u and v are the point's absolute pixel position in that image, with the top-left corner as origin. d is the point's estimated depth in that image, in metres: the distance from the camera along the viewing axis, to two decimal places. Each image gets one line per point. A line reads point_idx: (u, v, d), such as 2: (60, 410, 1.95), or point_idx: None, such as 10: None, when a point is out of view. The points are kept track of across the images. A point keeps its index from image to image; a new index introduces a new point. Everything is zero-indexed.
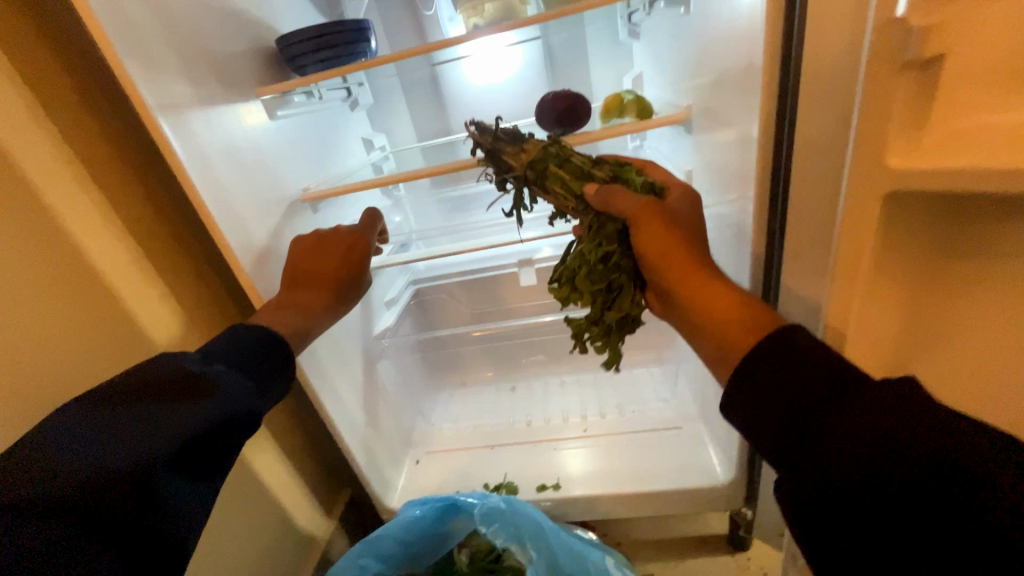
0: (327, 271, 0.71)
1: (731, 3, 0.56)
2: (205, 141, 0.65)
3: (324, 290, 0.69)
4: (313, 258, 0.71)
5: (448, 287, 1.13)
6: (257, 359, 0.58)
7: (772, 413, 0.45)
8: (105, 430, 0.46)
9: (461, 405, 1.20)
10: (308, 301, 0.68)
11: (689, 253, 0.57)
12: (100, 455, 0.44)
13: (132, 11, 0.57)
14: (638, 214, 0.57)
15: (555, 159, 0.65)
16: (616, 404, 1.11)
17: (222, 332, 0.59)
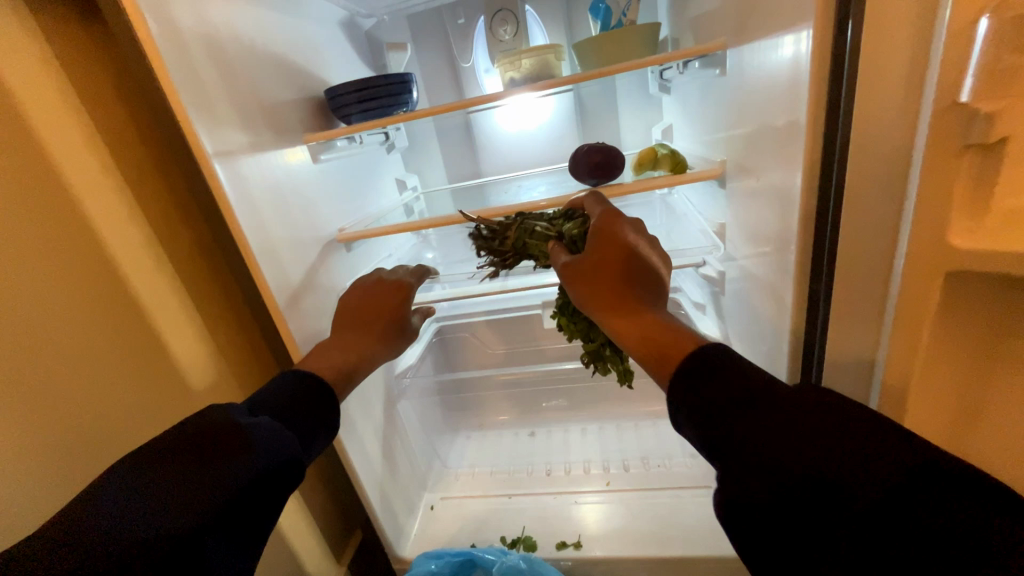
0: (374, 318, 0.73)
1: (768, 69, 0.57)
2: (253, 186, 0.68)
3: (372, 336, 0.72)
4: (361, 304, 0.74)
5: (472, 325, 1.12)
6: (304, 406, 0.59)
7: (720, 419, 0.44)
8: (158, 483, 0.46)
9: (478, 448, 1.17)
10: (355, 345, 0.70)
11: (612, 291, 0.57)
12: (153, 510, 0.44)
13: (198, 66, 0.61)
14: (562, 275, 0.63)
15: (527, 234, 0.74)
16: (640, 457, 1.06)
17: (268, 382, 0.60)
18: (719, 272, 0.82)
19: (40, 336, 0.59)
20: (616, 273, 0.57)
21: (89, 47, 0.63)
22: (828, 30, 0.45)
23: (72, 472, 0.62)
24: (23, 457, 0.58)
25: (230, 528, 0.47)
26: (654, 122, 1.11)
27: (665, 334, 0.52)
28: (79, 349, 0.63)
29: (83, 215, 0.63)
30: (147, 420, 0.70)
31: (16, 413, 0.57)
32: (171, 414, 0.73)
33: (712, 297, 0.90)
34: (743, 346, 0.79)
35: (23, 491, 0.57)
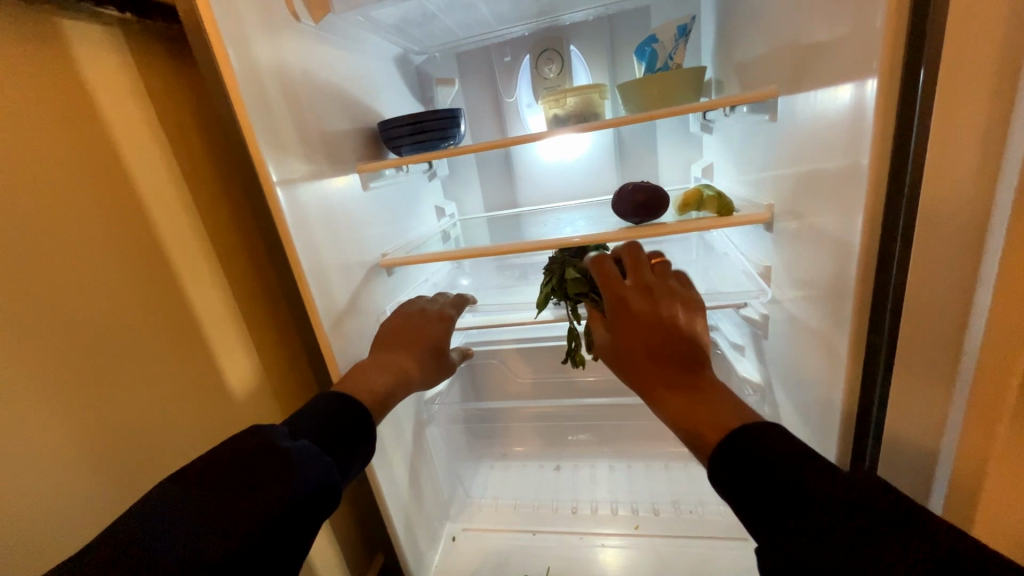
0: (414, 344, 0.75)
1: (823, 118, 0.57)
2: (310, 211, 0.71)
3: (412, 363, 0.73)
4: (398, 329, 0.77)
5: (503, 353, 1.11)
6: (342, 427, 0.60)
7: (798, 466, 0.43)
8: (202, 505, 0.46)
9: (502, 479, 1.15)
10: (395, 370, 0.71)
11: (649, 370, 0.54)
12: (196, 533, 0.44)
13: (271, 100, 0.65)
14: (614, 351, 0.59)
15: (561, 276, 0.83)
16: (670, 501, 1.03)
17: (308, 403, 0.61)
18: (763, 315, 0.81)
19: (104, 348, 0.61)
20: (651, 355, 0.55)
21: (164, 80, 0.69)
22: (894, 85, 0.45)
23: (122, 484, 0.63)
24: (81, 466, 0.59)
25: (272, 552, 0.47)
26: (693, 160, 1.12)
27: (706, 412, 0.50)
28: (139, 361, 0.65)
29: (154, 234, 0.67)
30: (192, 433, 0.72)
31: (76, 423, 0.59)
32: (214, 427, 0.75)
33: (753, 339, 0.88)
34: (787, 392, 0.76)
35: (74, 501, 0.59)
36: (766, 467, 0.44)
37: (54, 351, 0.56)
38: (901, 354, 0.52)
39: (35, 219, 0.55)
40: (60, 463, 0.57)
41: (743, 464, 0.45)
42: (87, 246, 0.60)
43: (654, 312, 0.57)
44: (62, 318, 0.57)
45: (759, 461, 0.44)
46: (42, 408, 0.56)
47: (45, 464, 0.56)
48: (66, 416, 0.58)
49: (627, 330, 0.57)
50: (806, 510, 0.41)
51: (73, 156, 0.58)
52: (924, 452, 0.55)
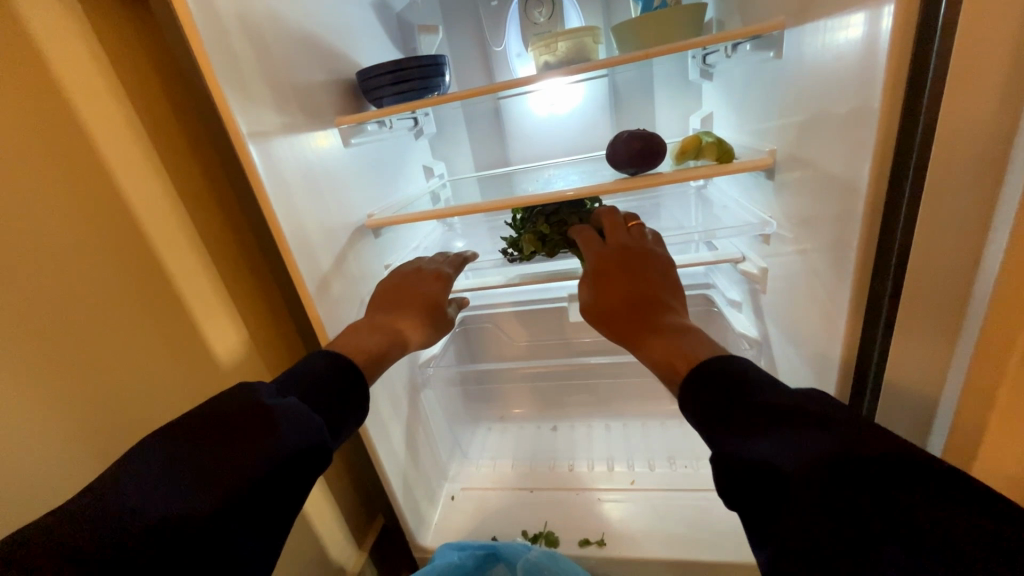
0: (410, 300, 0.73)
1: (832, 50, 0.53)
2: (286, 169, 0.67)
3: (407, 317, 0.72)
4: (398, 293, 0.74)
5: (497, 317, 1.09)
6: (330, 386, 0.57)
7: (735, 375, 0.45)
8: (187, 457, 0.45)
9: (499, 440, 1.16)
10: (387, 324, 0.69)
11: (630, 307, 0.59)
12: (180, 485, 0.44)
13: (236, 44, 0.60)
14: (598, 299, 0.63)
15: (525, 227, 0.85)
16: (666, 457, 1.04)
17: (301, 358, 0.60)
18: (761, 268, 0.78)
19: (63, 314, 0.58)
20: (630, 297, 0.60)
21: (121, 26, 0.63)
22: (913, 4, 0.41)
23: (95, 454, 0.62)
24: (50, 436, 0.58)
25: (257, 506, 0.46)
26: (691, 110, 1.06)
27: (677, 345, 0.53)
28: (104, 329, 0.62)
29: (121, 193, 0.64)
30: (169, 403, 0.70)
31: (38, 393, 0.57)
32: (193, 395, 0.73)
33: (750, 294, 0.86)
34: (786, 345, 0.75)
35: (43, 471, 0.57)
36: (721, 383, 0.45)
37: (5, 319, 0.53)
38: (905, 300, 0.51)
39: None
40: (41, 421, 0.57)
41: (707, 388, 0.45)
42: (36, 206, 0.56)
43: (629, 263, 0.63)
44: (25, 277, 0.55)
45: (726, 389, 0.44)
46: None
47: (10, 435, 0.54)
48: (27, 386, 0.55)
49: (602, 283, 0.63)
50: (773, 423, 0.40)
51: (12, 107, 0.54)
52: (925, 400, 0.55)
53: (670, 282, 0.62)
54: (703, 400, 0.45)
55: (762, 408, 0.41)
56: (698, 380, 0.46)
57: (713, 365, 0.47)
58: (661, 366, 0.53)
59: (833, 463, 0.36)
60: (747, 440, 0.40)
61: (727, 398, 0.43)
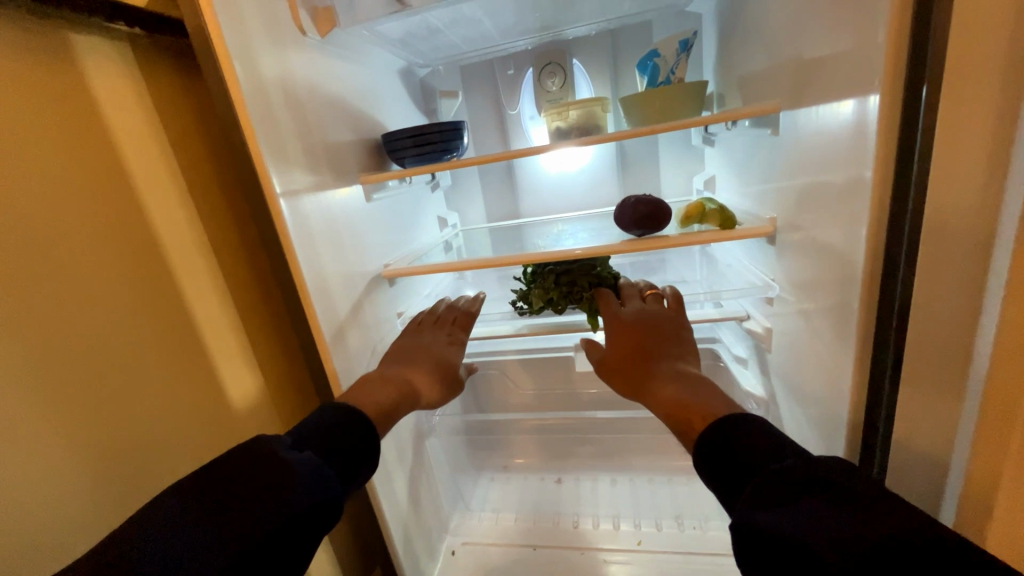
0: (424, 355, 0.76)
1: (825, 134, 0.57)
2: (313, 224, 0.71)
3: (420, 372, 0.74)
4: (412, 348, 0.77)
5: (504, 365, 1.11)
6: (342, 437, 0.58)
7: (760, 441, 0.48)
8: (204, 515, 0.46)
9: (503, 491, 1.14)
10: (399, 376, 0.71)
11: (644, 368, 0.65)
12: (197, 542, 0.44)
13: (277, 113, 0.66)
14: (613, 356, 0.69)
15: (533, 282, 0.89)
16: (674, 516, 1.01)
17: (316, 409, 0.61)
18: (766, 328, 0.80)
19: (93, 362, 0.60)
20: (642, 357, 0.66)
21: (174, 94, 0.70)
22: (896, 103, 0.46)
23: (109, 504, 0.62)
24: (69, 487, 0.58)
25: (267, 565, 0.46)
26: (695, 171, 1.12)
27: (691, 401, 0.57)
28: (129, 376, 0.64)
29: (159, 243, 0.68)
30: (183, 449, 0.71)
31: (62, 443, 0.57)
32: (206, 441, 0.74)
33: (756, 352, 0.87)
34: (792, 405, 0.75)
35: (59, 524, 0.57)
36: (737, 448, 0.48)
37: (39, 368, 0.55)
38: (906, 370, 0.52)
39: (21, 234, 0.53)
40: (66, 466, 0.57)
41: (724, 450, 0.49)
42: (81, 258, 0.59)
43: (642, 324, 0.70)
44: (67, 323, 0.58)
45: (740, 454, 0.48)
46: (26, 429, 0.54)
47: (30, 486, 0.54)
48: (52, 435, 0.56)
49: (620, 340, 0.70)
50: (796, 497, 0.42)
51: (74, 167, 0.58)
52: (935, 471, 0.55)
53: (683, 345, 0.68)
54: (719, 463, 0.49)
55: (782, 475, 0.43)
56: (715, 438, 0.50)
57: (725, 424, 0.51)
58: (676, 423, 0.57)
59: (859, 542, 0.37)
60: (771, 512, 0.42)
61: (749, 464, 0.47)
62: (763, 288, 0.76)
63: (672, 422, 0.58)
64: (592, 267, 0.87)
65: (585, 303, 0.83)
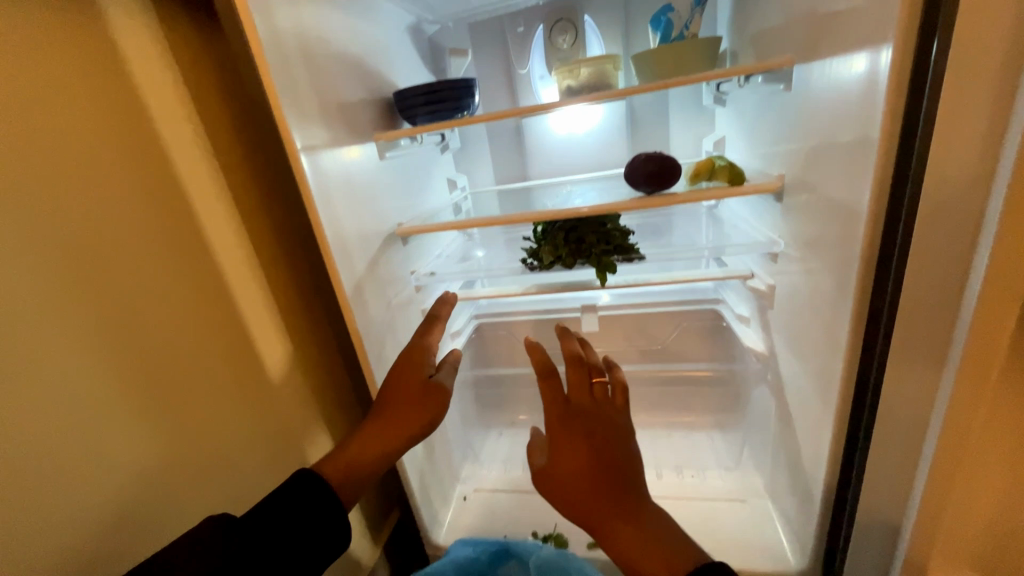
0: (391, 413, 0.71)
1: (837, 86, 0.58)
2: (330, 180, 0.73)
3: (386, 435, 0.70)
4: (382, 404, 0.72)
5: (512, 324, 1.15)
6: (308, 505, 0.63)
7: None
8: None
9: (511, 444, 1.20)
10: (361, 449, 0.69)
11: (589, 487, 0.64)
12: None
13: (293, 66, 0.67)
14: (552, 454, 0.68)
15: (540, 240, 0.91)
16: (674, 466, 1.06)
17: (291, 475, 0.66)
18: (769, 285, 0.83)
19: (120, 343, 0.61)
20: (592, 475, 0.64)
21: (189, 48, 0.71)
22: (907, 49, 0.46)
23: (142, 501, 0.63)
24: (104, 478, 0.59)
25: None
26: (705, 134, 1.12)
27: (642, 542, 0.60)
28: (154, 359, 0.65)
29: (185, 196, 0.70)
30: (198, 468, 0.71)
31: (101, 428, 0.59)
32: (222, 454, 0.74)
33: (759, 311, 0.90)
34: (790, 360, 0.79)
35: (120, 461, 0.61)
36: None
37: (74, 338, 0.56)
38: (902, 316, 0.54)
39: (62, 182, 0.56)
40: (119, 407, 0.61)
41: None
42: (107, 215, 0.60)
43: (584, 428, 0.68)
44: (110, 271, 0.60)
45: None
46: (62, 416, 0.55)
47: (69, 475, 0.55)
48: (107, 380, 0.60)
49: (563, 453, 0.67)
50: None
51: (103, 118, 0.60)
52: (921, 413, 0.58)
53: (627, 444, 0.68)
54: None
55: None
56: None
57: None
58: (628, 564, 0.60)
59: None
60: None
61: None
62: (768, 244, 0.78)
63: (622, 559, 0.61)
64: (601, 224, 0.89)
65: (593, 258, 0.85)
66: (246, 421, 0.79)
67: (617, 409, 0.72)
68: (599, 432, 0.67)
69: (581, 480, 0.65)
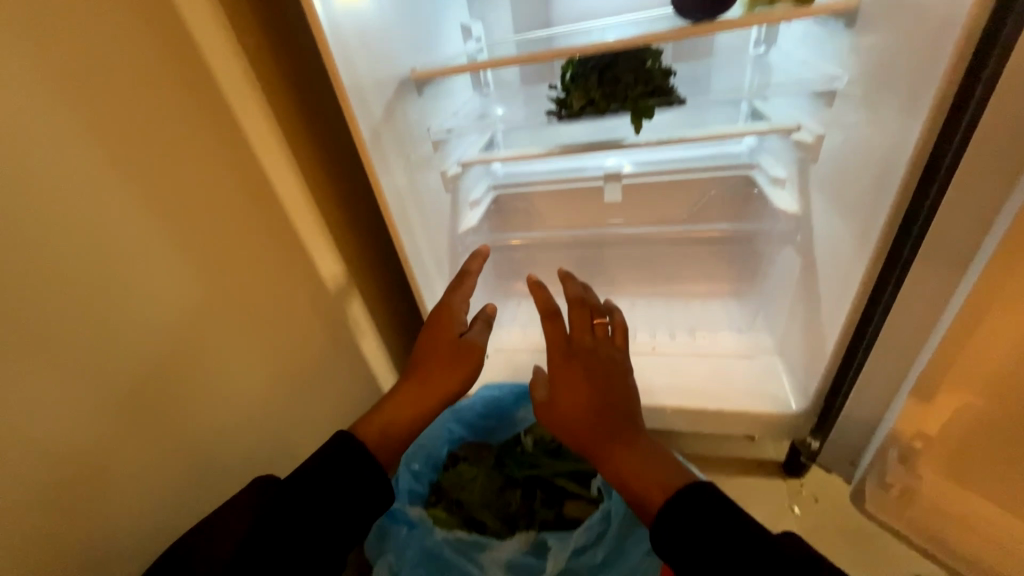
0: (433, 381, 0.77)
1: None
2: (336, 9, 0.65)
3: (428, 400, 0.76)
4: (422, 373, 0.78)
5: (532, 196, 1.11)
6: (346, 471, 0.64)
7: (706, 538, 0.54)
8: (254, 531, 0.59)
9: (528, 311, 1.23)
10: (400, 411, 0.74)
11: (591, 420, 0.67)
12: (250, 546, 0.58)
13: None
14: (554, 391, 0.71)
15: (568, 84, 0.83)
16: (687, 330, 1.10)
17: (329, 439, 0.67)
18: (817, 137, 0.75)
19: (138, 182, 0.60)
20: (593, 409, 0.68)
21: None
22: None
23: (200, 327, 0.68)
24: (145, 313, 0.61)
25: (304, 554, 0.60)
26: None
27: (646, 469, 0.63)
28: (167, 204, 0.63)
29: (183, 20, 0.64)
30: (229, 330, 0.73)
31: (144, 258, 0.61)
32: (254, 316, 0.77)
33: (800, 168, 0.84)
34: (830, 214, 0.77)
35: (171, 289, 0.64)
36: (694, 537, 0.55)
37: (84, 166, 0.54)
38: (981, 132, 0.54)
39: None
40: (156, 239, 0.62)
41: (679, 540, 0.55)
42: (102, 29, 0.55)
43: (585, 369, 0.71)
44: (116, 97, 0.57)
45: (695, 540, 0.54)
46: (96, 249, 0.56)
47: (108, 308, 0.57)
48: (139, 212, 0.60)
49: (565, 389, 0.70)
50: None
51: None
52: None
53: (629, 389, 0.72)
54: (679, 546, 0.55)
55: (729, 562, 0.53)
56: (674, 517, 0.56)
57: (673, 499, 0.58)
58: (632, 492, 0.63)
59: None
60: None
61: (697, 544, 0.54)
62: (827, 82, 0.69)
63: (625, 487, 0.64)
64: (641, 61, 0.80)
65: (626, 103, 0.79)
66: (288, 274, 0.83)
67: (624, 366, 0.74)
68: (600, 371, 0.71)
69: (582, 412, 0.68)
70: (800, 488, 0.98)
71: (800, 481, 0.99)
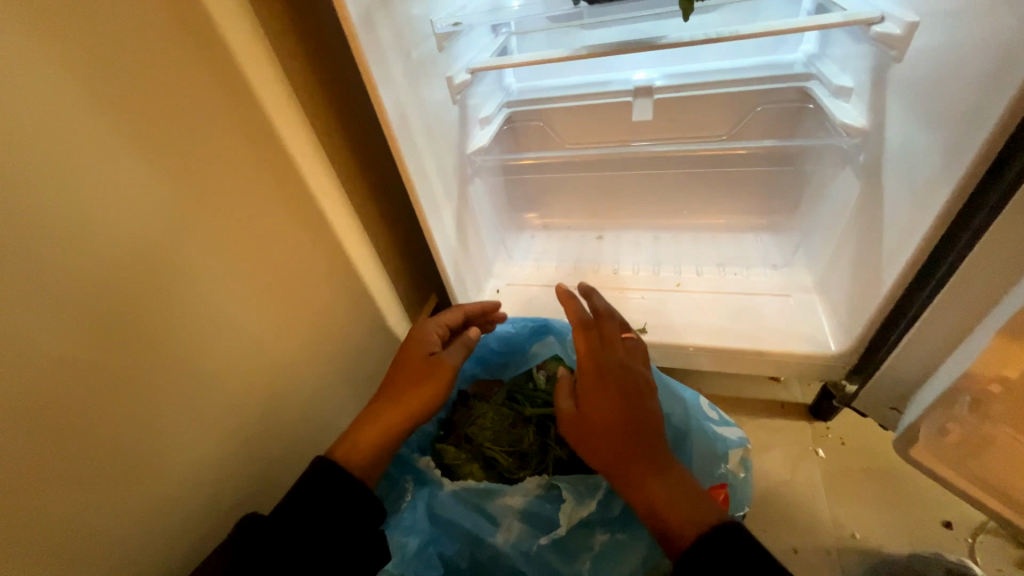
0: (408, 392, 0.71)
1: None
2: None
3: (401, 410, 0.70)
4: (396, 385, 0.72)
5: (548, 111, 0.98)
6: (328, 494, 0.61)
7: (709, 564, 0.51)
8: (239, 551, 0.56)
9: (545, 243, 1.15)
10: (378, 425, 0.69)
11: (622, 438, 0.60)
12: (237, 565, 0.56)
13: None
14: (580, 400, 0.64)
15: None
16: (715, 265, 1.02)
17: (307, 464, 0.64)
18: (907, 25, 0.61)
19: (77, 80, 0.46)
20: (624, 426, 0.61)
21: None
22: None
23: (188, 266, 0.58)
24: (100, 235, 0.49)
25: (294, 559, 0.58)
26: None
27: (679, 500, 0.56)
28: (126, 113, 0.50)
29: None
30: (223, 268, 0.63)
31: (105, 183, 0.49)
32: (250, 253, 0.66)
33: (877, 71, 0.70)
34: (911, 123, 0.65)
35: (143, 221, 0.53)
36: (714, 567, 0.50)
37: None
38: None
39: None
40: (119, 157, 0.50)
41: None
42: None
43: (616, 381, 0.64)
44: None
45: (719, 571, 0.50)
46: (20, 147, 0.43)
47: (53, 239, 0.45)
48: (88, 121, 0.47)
49: (592, 400, 0.63)
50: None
51: None
52: None
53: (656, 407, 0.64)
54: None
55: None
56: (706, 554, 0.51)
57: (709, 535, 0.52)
58: (662, 524, 0.56)
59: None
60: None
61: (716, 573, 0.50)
62: None
63: (653, 517, 0.57)
64: None
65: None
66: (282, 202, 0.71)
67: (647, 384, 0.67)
68: (632, 385, 0.64)
69: (611, 428, 0.61)
70: (826, 432, 0.94)
71: (826, 425, 0.95)
